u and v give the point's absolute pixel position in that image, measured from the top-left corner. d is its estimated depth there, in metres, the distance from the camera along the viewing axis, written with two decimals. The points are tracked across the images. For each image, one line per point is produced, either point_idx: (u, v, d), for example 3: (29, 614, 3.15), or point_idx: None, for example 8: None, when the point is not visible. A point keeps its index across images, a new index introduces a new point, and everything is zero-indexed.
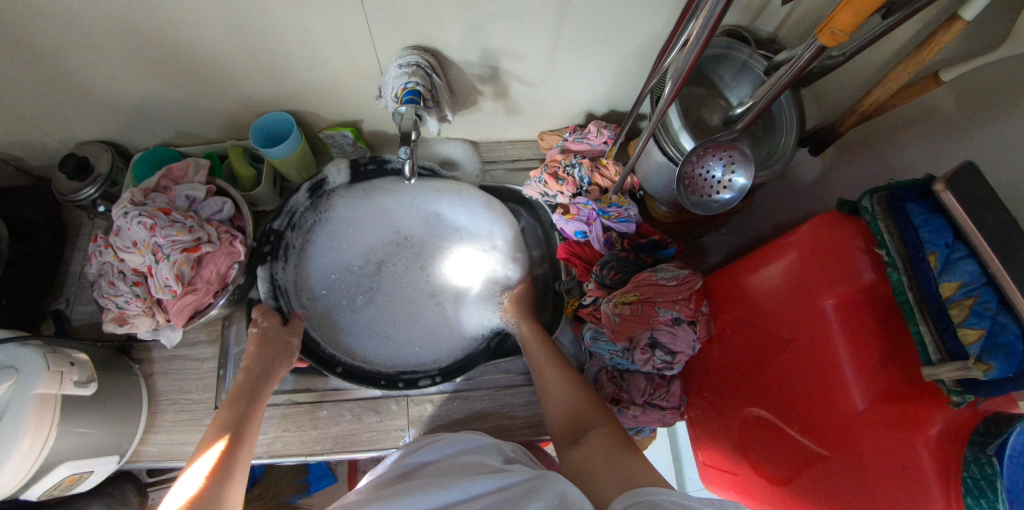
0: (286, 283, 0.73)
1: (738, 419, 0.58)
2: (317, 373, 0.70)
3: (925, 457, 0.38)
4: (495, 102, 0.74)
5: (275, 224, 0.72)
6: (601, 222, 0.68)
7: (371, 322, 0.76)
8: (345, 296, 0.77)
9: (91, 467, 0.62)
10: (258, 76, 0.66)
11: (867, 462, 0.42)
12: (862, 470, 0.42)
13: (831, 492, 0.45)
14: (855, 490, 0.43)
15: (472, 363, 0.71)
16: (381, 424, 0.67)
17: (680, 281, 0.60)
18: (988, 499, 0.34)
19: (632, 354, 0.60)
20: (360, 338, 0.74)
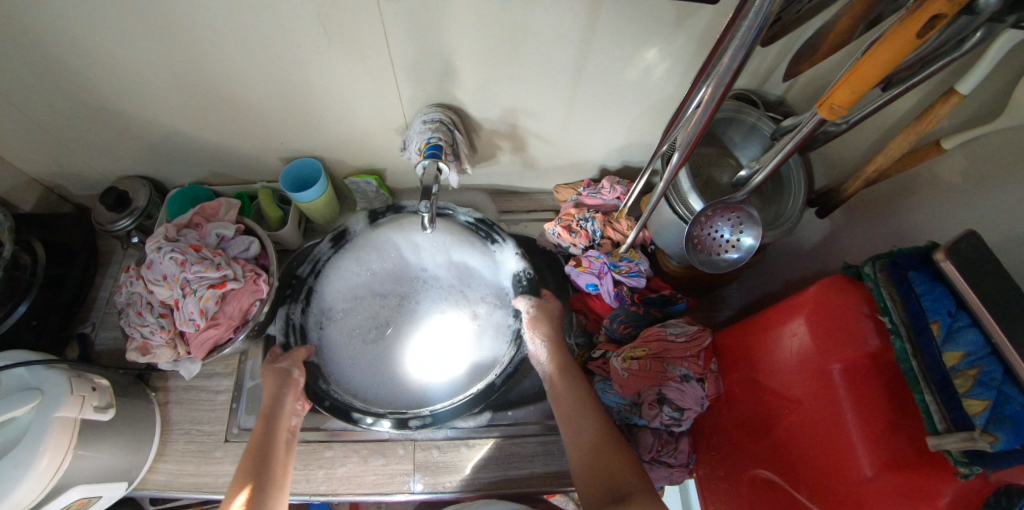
0: (302, 324, 0.72)
1: (746, 480, 0.57)
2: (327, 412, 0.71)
3: None
4: (513, 156, 0.77)
5: (300, 270, 0.73)
6: (613, 276, 0.68)
7: (380, 359, 0.72)
8: (363, 332, 0.74)
9: (100, 493, 0.63)
10: (294, 124, 0.71)
11: None
12: None
13: None
14: None
15: (465, 406, 0.64)
16: (386, 467, 0.67)
17: (689, 337, 0.61)
18: None
19: (640, 409, 0.60)
20: (366, 381, 0.70)
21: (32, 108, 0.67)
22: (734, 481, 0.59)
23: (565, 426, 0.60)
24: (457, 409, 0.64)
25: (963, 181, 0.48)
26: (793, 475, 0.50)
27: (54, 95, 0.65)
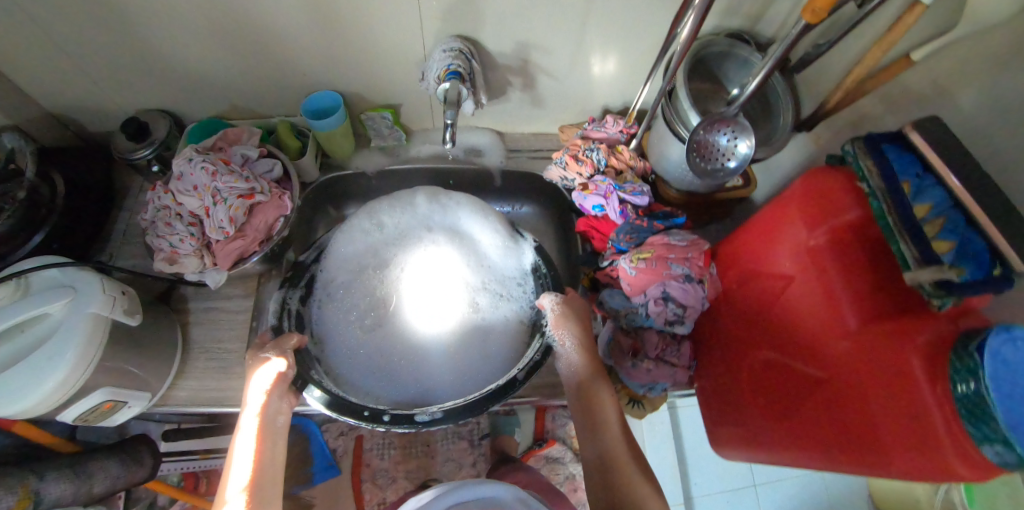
0: (301, 311, 0.73)
1: (745, 365, 0.62)
2: (348, 331, 0.74)
3: (916, 360, 0.43)
4: (523, 93, 0.82)
5: (303, 256, 0.76)
6: (618, 197, 0.71)
7: (377, 342, 0.74)
8: (355, 315, 0.75)
9: (126, 398, 0.65)
10: (316, 56, 0.74)
11: (864, 380, 0.47)
12: (859, 387, 0.47)
13: (838, 413, 0.49)
14: (859, 409, 0.47)
15: (477, 404, 0.63)
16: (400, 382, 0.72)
17: (689, 243, 0.63)
18: (980, 410, 0.37)
19: (646, 309, 0.63)
20: (360, 370, 0.72)
21: (59, 35, 0.69)
22: (734, 385, 0.63)
23: (584, 429, 0.62)
24: (470, 406, 0.62)
25: (930, 87, 0.55)
26: (790, 362, 0.55)
27: (79, 19, 0.67)
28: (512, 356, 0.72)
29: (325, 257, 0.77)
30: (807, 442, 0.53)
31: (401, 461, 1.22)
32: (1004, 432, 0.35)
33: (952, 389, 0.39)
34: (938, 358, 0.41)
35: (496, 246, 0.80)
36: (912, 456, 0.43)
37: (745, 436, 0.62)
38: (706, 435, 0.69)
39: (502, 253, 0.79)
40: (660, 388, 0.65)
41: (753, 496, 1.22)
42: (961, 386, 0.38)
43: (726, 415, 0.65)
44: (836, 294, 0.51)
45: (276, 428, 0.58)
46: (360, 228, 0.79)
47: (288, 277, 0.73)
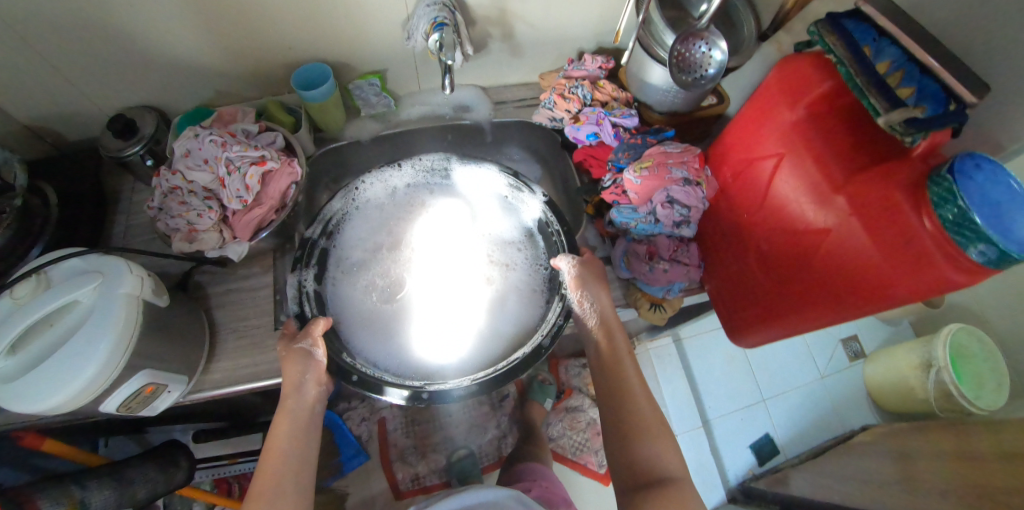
0: (318, 290, 0.71)
1: (749, 253, 0.67)
2: (366, 300, 0.74)
3: (901, 194, 0.48)
4: (502, 44, 0.82)
5: (311, 232, 0.72)
6: (609, 121, 0.73)
7: (395, 315, 0.73)
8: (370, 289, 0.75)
9: (166, 380, 0.65)
10: (297, 29, 0.74)
11: (860, 227, 0.52)
12: (856, 235, 0.53)
13: (842, 263, 0.55)
14: (860, 253, 0.53)
15: (506, 374, 0.64)
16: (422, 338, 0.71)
17: (683, 149, 0.68)
18: (961, 218, 0.43)
19: (653, 215, 0.66)
20: (378, 338, 0.70)
21: (30, 38, 0.67)
22: (742, 280, 0.68)
23: (609, 392, 0.65)
24: (503, 374, 0.63)
25: None
26: (791, 244, 0.60)
27: (51, 18, 0.65)
28: (529, 317, 0.72)
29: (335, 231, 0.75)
30: (820, 307, 0.59)
31: (426, 437, 1.23)
32: (986, 231, 0.41)
33: (942, 218, 0.44)
34: (920, 187, 0.47)
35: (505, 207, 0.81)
36: (911, 289, 0.49)
37: (760, 316, 0.67)
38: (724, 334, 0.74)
39: (508, 218, 0.81)
40: (676, 288, 0.69)
41: (765, 411, 1.24)
42: (943, 205, 0.44)
43: (739, 309, 0.70)
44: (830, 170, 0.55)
45: (312, 421, 0.61)
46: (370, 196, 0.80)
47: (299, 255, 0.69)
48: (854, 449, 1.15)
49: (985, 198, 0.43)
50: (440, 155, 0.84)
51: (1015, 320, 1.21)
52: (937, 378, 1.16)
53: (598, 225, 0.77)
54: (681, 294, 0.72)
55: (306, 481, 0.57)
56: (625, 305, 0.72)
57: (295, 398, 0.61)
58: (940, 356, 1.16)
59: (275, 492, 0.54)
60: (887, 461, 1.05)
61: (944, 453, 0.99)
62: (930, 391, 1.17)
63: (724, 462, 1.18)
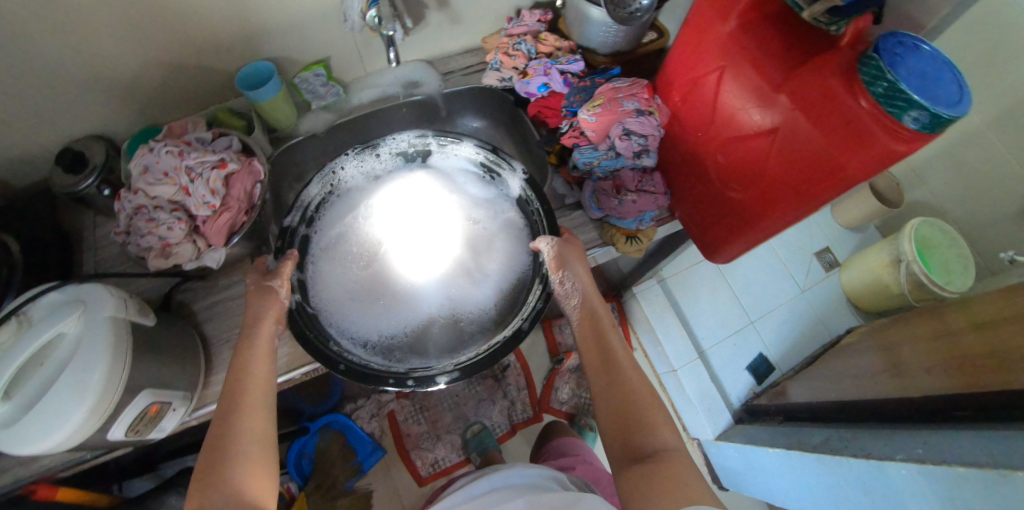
0: (301, 277, 0.69)
1: (710, 168, 0.69)
2: (350, 282, 0.70)
3: (836, 80, 0.51)
4: (440, 14, 0.81)
5: (290, 221, 0.71)
6: (557, 69, 0.75)
7: (379, 299, 0.70)
8: (352, 269, 0.71)
9: (168, 397, 0.66)
10: (232, 29, 0.72)
11: (803, 119, 0.55)
12: (802, 127, 0.55)
13: (795, 155, 0.57)
14: (809, 143, 0.55)
15: (489, 356, 0.65)
16: (409, 318, 0.69)
17: (631, 83, 0.70)
18: (891, 94, 0.46)
19: (613, 150, 0.68)
20: (364, 319, 0.68)
21: None
22: (708, 198, 0.71)
23: (596, 372, 0.67)
24: (484, 360, 0.64)
25: None
26: (744, 154, 0.63)
27: None
28: (509, 298, 0.71)
29: (315, 218, 0.74)
30: (778, 206, 0.63)
31: (439, 420, 1.25)
32: (915, 99, 0.45)
33: (874, 94, 0.47)
34: (851, 71, 0.50)
35: (482, 182, 0.79)
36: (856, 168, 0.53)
37: (733, 223, 0.70)
38: (701, 254, 0.78)
39: (487, 192, 0.79)
40: (647, 217, 0.71)
41: (755, 333, 1.29)
42: (874, 84, 0.47)
43: (711, 226, 0.74)
44: (772, 75, 0.57)
45: (269, 394, 0.59)
46: (352, 180, 0.78)
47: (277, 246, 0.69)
48: (842, 352, 1.21)
49: (900, 67, 0.46)
50: (417, 134, 0.80)
51: (969, 202, 1.29)
52: (907, 271, 1.21)
53: (563, 173, 0.79)
54: (653, 223, 0.74)
55: (268, 447, 0.54)
56: (602, 243, 0.75)
57: (253, 371, 0.59)
58: (906, 249, 1.20)
59: (233, 459, 0.51)
60: (874, 353, 1.12)
61: (923, 334, 1.06)
62: (904, 283, 1.22)
63: (725, 388, 1.25)
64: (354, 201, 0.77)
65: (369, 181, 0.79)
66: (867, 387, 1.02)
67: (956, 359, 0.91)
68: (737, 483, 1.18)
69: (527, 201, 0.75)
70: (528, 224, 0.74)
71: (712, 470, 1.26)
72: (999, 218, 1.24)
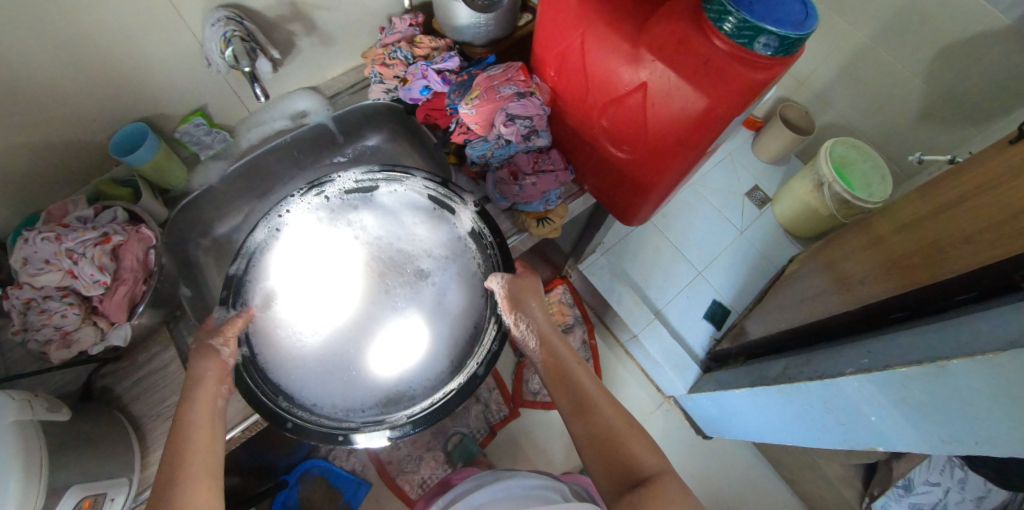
0: (246, 330, 0.64)
1: (598, 138, 0.67)
2: (300, 338, 0.65)
3: (689, 27, 0.49)
4: (310, 38, 0.80)
5: (233, 270, 0.66)
6: (433, 70, 0.74)
7: (326, 352, 0.64)
8: (290, 326, 0.65)
9: (101, 488, 0.59)
10: (96, 98, 0.69)
11: (667, 73, 0.53)
12: (668, 82, 0.53)
13: (669, 112, 0.55)
14: (681, 96, 0.54)
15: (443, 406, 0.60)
16: (363, 371, 0.64)
17: (505, 67, 0.68)
18: (744, 31, 0.46)
19: (502, 138, 0.67)
20: (316, 376, 0.63)
21: None
22: (606, 167, 0.71)
23: (565, 405, 0.66)
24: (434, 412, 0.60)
25: None
26: (623, 120, 0.61)
27: None
28: (463, 339, 0.66)
29: (261, 266, 0.68)
30: (667, 164, 0.62)
31: (420, 440, 1.23)
32: (767, 31, 0.44)
33: (725, 31, 0.46)
34: (700, 16, 0.49)
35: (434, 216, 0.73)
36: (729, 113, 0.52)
37: (637, 185, 0.69)
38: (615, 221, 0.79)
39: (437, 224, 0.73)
40: (553, 197, 0.73)
41: (704, 282, 1.36)
42: (726, 24, 0.46)
43: (617, 192, 0.74)
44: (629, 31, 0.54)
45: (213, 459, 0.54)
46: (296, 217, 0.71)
47: (219, 299, 0.64)
48: (788, 279, 1.27)
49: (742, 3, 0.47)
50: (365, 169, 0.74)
51: (869, 117, 1.37)
52: (830, 192, 1.27)
53: (467, 171, 0.79)
54: (562, 201, 0.76)
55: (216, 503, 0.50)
56: (517, 231, 0.76)
57: (198, 437, 0.55)
58: (826, 171, 1.26)
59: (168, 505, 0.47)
60: (814, 275, 1.17)
61: (853, 249, 1.13)
62: (830, 205, 1.28)
63: (687, 341, 1.29)
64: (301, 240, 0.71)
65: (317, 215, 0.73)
66: (810, 309, 1.07)
67: (883, 266, 0.97)
68: (715, 429, 1.22)
69: (478, 233, 0.71)
70: (481, 260, 0.70)
71: (693, 423, 1.31)
72: (898, 127, 1.32)
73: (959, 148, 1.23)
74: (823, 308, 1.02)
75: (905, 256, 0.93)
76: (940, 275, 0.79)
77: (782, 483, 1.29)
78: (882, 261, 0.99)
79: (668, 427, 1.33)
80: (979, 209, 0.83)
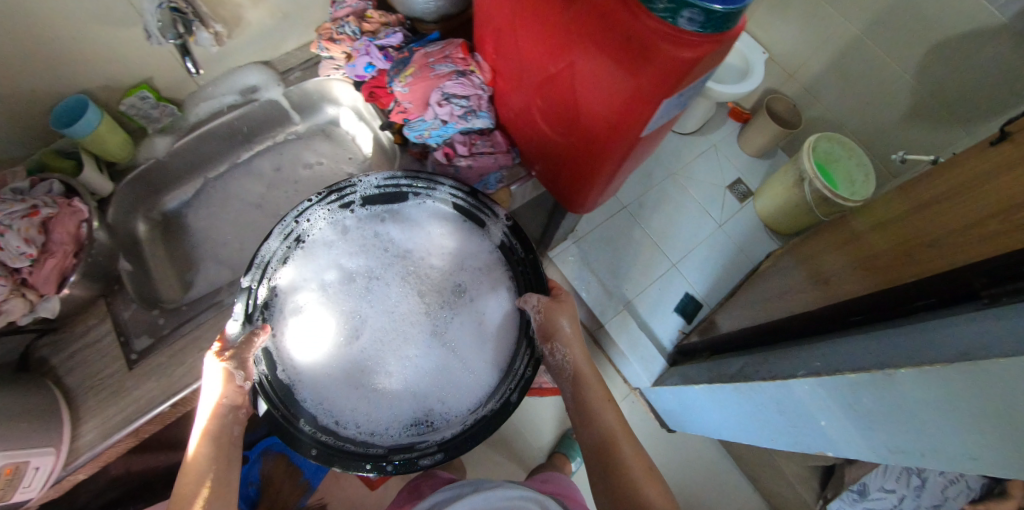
0: (268, 345, 0.62)
1: (541, 119, 0.63)
2: (334, 353, 0.65)
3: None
4: (258, 9, 0.77)
5: (245, 282, 0.61)
6: (376, 46, 0.72)
7: (359, 368, 0.65)
8: (325, 343, 0.65)
9: (27, 455, 0.56)
10: (26, 66, 0.66)
11: (599, 52, 0.48)
12: (601, 62, 0.49)
13: (603, 95, 0.51)
14: (613, 79, 0.49)
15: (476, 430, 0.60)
16: (393, 388, 0.65)
17: (445, 44, 0.66)
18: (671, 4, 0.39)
19: (437, 117, 0.65)
20: (347, 391, 0.63)
21: None
22: (548, 150, 0.67)
23: (583, 423, 0.70)
24: (471, 433, 0.59)
25: None
26: (557, 100, 0.57)
27: None
28: (493, 360, 0.66)
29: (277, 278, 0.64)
30: (599, 150, 0.58)
31: None
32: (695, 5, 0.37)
33: (655, 11, 0.40)
34: None
35: (463, 230, 0.72)
36: (655, 100, 0.47)
37: (580, 171, 0.65)
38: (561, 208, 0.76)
39: (467, 240, 0.72)
40: (493, 181, 0.71)
41: (679, 274, 1.33)
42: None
43: (562, 178, 0.70)
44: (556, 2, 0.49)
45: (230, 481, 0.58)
46: (319, 231, 0.68)
47: (235, 312, 0.60)
48: (764, 276, 1.24)
49: None
50: (387, 175, 0.70)
51: (860, 113, 1.31)
52: (811, 188, 1.23)
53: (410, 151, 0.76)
54: (504, 186, 0.73)
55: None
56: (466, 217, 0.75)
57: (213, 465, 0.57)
58: (807, 166, 1.22)
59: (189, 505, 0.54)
60: (789, 273, 1.14)
61: (828, 248, 1.09)
62: (809, 201, 1.24)
63: (657, 334, 1.27)
64: (326, 255, 0.68)
65: (340, 226, 0.69)
66: (777, 306, 1.04)
67: (852, 268, 0.94)
68: (677, 423, 1.20)
69: (510, 249, 0.69)
70: (513, 277, 0.69)
71: (658, 416, 1.30)
72: (885, 125, 1.28)
73: (947, 147, 1.18)
74: (789, 306, 1.00)
75: (872, 259, 0.90)
76: (901, 280, 0.77)
77: (744, 478, 1.28)
78: (854, 261, 0.96)
79: (634, 418, 1.32)
80: (949, 217, 0.81)
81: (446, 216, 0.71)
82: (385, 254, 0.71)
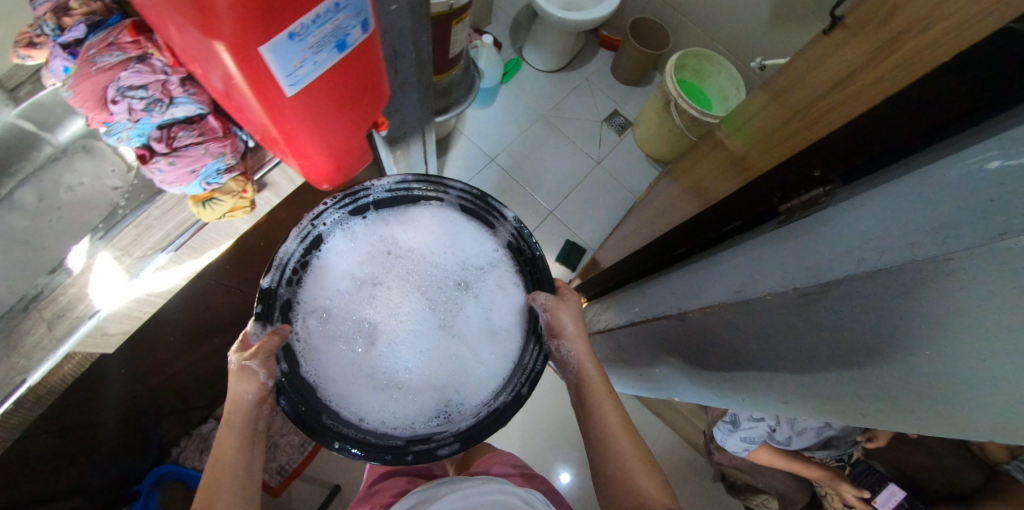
0: (289, 347, 0.60)
1: (215, 96, 0.51)
2: (352, 365, 0.62)
3: None
4: None
5: (266, 282, 0.59)
6: (64, 46, 0.62)
7: (384, 375, 0.63)
8: (347, 351, 0.62)
9: None
10: None
11: (165, 12, 0.36)
12: (176, 24, 0.37)
13: (214, 63, 0.40)
14: (202, 43, 0.37)
15: (495, 418, 0.61)
16: (413, 389, 0.63)
17: (113, 28, 0.56)
18: None
19: (118, 116, 0.56)
20: (368, 394, 0.61)
21: None
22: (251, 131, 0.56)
23: (586, 424, 0.64)
24: (486, 424, 0.60)
25: None
26: (199, 72, 0.46)
27: None
28: (507, 354, 0.66)
29: (296, 279, 0.63)
30: (274, 123, 0.49)
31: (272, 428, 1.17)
32: None
33: None
34: None
35: (472, 234, 0.71)
36: (258, 50, 0.38)
37: (288, 150, 0.55)
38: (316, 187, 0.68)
39: (478, 244, 0.70)
40: (214, 173, 0.61)
41: (559, 222, 1.28)
42: None
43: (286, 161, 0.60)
44: None
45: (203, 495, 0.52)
46: (333, 239, 0.66)
47: (255, 313, 0.59)
48: (639, 210, 1.18)
49: None
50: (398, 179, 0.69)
51: (725, 21, 1.21)
52: (678, 110, 1.17)
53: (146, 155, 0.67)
54: (237, 176, 0.63)
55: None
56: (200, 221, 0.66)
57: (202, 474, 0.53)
58: (671, 88, 1.15)
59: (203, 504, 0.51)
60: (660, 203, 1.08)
61: (692, 170, 1.04)
62: (679, 123, 1.19)
63: None
64: (339, 260, 0.66)
65: (354, 233, 0.67)
66: (638, 239, 1.01)
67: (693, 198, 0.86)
68: None
69: (518, 251, 0.70)
70: (522, 275, 0.70)
71: None
72: (750, 32, 1.18)
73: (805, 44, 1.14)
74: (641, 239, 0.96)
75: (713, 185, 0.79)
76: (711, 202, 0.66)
77: (654, 418, 1.26)
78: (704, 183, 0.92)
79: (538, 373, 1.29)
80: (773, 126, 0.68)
81: (454, 221, 0.71)
82: (398, 258, 0.68)
